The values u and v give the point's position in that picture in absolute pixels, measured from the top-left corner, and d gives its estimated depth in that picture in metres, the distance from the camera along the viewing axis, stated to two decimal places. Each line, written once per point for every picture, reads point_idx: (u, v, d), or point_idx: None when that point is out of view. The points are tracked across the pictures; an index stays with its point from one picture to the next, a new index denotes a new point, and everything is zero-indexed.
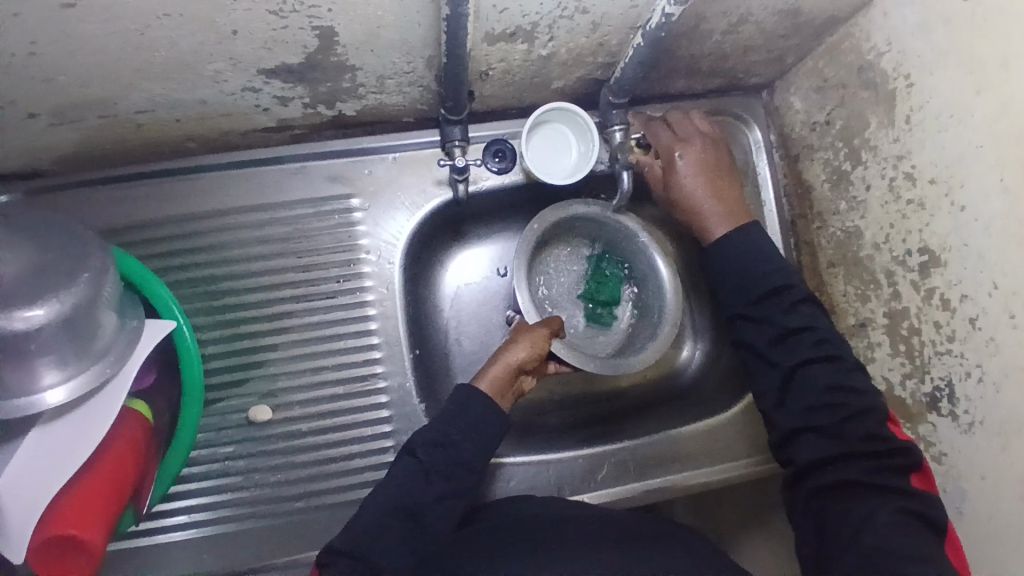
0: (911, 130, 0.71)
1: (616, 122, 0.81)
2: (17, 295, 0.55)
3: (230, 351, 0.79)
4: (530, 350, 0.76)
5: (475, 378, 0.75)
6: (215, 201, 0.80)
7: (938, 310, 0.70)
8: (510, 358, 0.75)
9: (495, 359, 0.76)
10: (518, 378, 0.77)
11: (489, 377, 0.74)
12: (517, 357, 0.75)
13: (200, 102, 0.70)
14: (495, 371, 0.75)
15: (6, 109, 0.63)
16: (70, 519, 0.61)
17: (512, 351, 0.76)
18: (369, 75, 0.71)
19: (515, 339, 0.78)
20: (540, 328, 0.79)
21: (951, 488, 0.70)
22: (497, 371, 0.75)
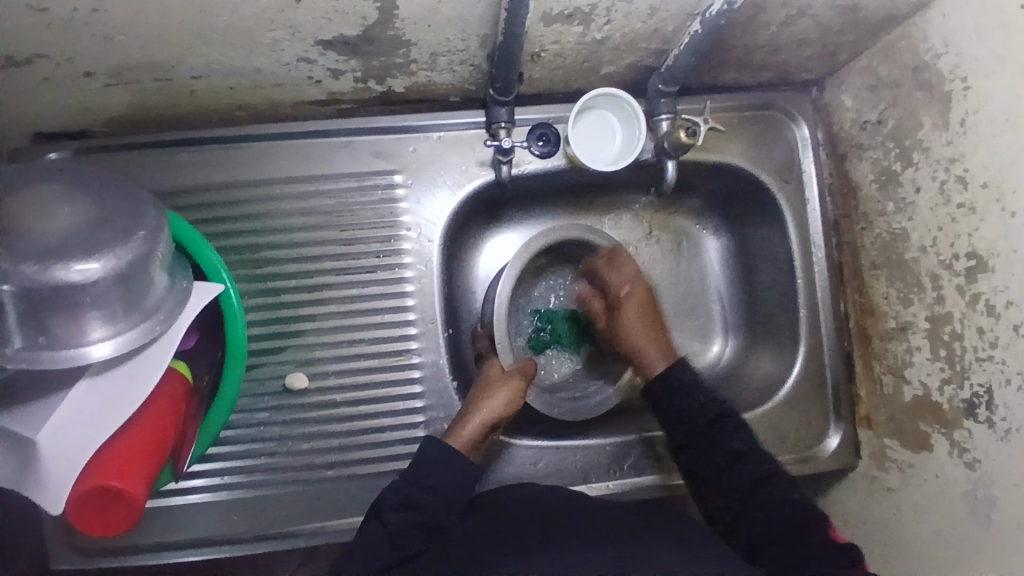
0: (966, 133, 0.70)
1: (663, 111, 0.82)
2: (75, 247, 0.56)
3: (270, 319, 0.81)
4: (508, 406, 0.77)
5: (448, 435, 0.76)
6: (260, 170, 0.80)
7: (982, 315, 0.69)
8: (487, 418, 0.76)
9: (470, 416, 0.76)
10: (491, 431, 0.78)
11: (465, 439, 0.75)
12: (493, 416, 0.76)
13: (255, 71, 0.71)
14: (470, 433, 0.75)
15: (65, 66, 0.65)
16: (112, 471, 0.61)
17: (489, 408, 0.77)
18: (423, 51, 0.71)
19: (488, 391, 0.78)
20: (518, 379, 0.79)
21: (980, 495, 0.70)
22: (472, 433, 0.76)
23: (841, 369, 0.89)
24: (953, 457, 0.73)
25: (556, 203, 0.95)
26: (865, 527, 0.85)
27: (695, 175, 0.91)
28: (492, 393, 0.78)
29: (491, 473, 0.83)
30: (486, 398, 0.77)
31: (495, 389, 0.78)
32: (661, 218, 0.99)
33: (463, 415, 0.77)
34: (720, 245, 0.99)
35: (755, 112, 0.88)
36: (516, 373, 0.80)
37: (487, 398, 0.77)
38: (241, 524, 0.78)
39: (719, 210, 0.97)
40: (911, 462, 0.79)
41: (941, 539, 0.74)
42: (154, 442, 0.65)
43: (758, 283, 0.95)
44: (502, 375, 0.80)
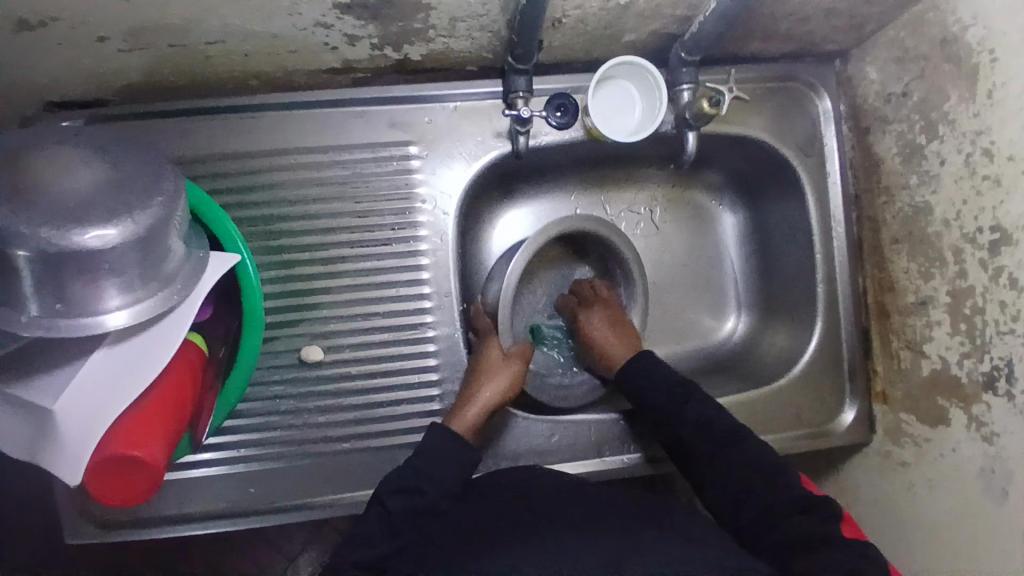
0: (994, 105, 0.69)
1: (685, 81, 0.80)
2: (93, 212, 0.56)
3: (285, 291, 0.80)
4: (508, 391, 0.79)
5: (449, 421, 0.76)
6: (274, 140, 0.79)
7: (1004, 290, 0.69)
8: (488, 405, 0.77)
9: (471, 402, 0.77)
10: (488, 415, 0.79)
11: (466, 425, 0.76)
12: (493, 404, 0.77)
13: (271, 36, 0.70)
14: (472, 418, 0.76)
15: (79, 29, 0.63)
16: (131, 440, 0.61)
17: (491, 394, 0.77)
18: (443, 16, 0.70)
19: (487, 376, 0.79)
20: (516, 369, 0.81)
21: (997, 469, 0.70)
22: (473, 419, 0.77)
23: (857, 344, 0.89)
24: (971, 431, 0.73)
25: (572, 176, 0.94)
26: (877, 502, 0.85)
27: (714, 148, 0.90)
28: (492, 379, 0.78)
29: (506, 446, 0.83)
30: (487, 384, 0.78)
31: (496, 375, 0.79)
32: (677, 192, 0.98)
33: (462, 400, 0.78)
34: (736, 221, 0.99)
35: (777, 84, 0.86)
36: (513, 360, 0.82)
37: (488, 383, 0.78)
38: (257, 496, 0.79)
39: (736, 185, 0.96)
40: (927, 438, 0.79)
41: (955, 513, 0.74)
42: (171, 411, 0.65)
43: (774, 258, 0.95)
44: (500, 362, 0.80)
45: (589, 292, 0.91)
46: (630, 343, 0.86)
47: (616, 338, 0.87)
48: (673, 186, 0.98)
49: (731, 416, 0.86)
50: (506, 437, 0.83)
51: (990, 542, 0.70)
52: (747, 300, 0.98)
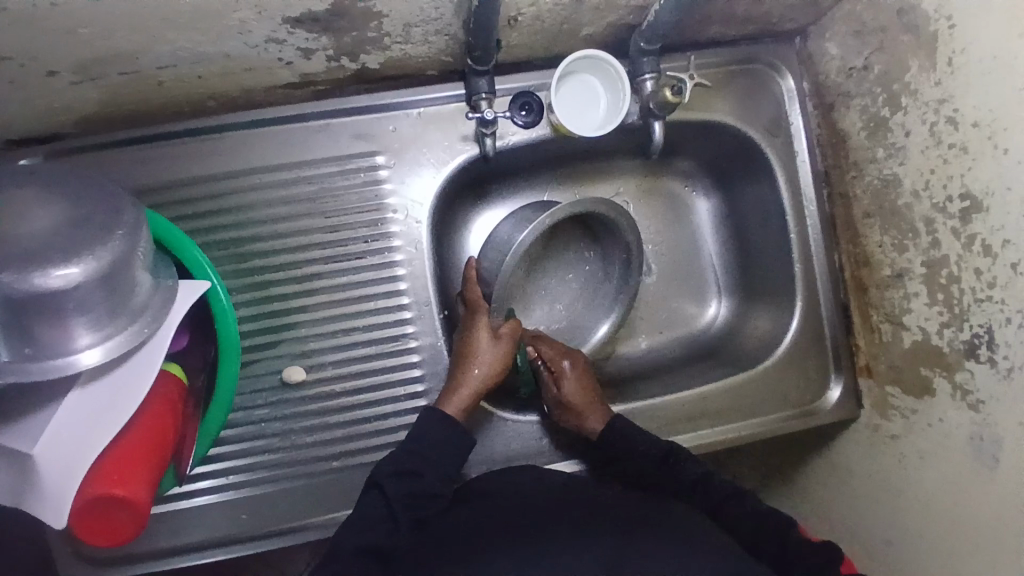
0: (954, 73, 0.69)
1: (646, 71, 0.80)
2: (54, 252, 0.55)
3: (260, 314, 0.79)
4: (494, 372, 0.77)
5: (442, 403, 0.75)
6: (236, 161, 0.77)
7: (979, 257, 0.69)
8: (481, 386, 0.76)
9: (464, 382, 0.76)
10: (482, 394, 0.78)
11: (460, 406, 0.75)
12: (485, 385, 0.76)
13: (224, 56, 0.68)
14: (464, 400, 0.75)
15: (29, 66, 0.62)
16: (114, 479, 0.59)
17: (483, 375, 0.76)
18: (397, 22, 0.69)
19: (475, 359, 0.76)
20: (508, 346, 0.78)
21: (986, 436, 0.70)
22: (466, 400, 0.75)
23: (838, 320, 0.89)
24: (957, 400, 0.73)
25: (543, 173, 0.93)
26: (870, 475, 0.85)
27: (682, 135, 0.90)
28: (484, 358, 0.77)
29: (497, 452, 0.83)
30: (479, 364, 0.76)
31: (488, 354, 0.77)
32: (650, 182, 0.98)
33: (454, 380, 0.76)
34: (710, 206, 0.99)
35: (739, 67, 0.86)
36: (504, 338, 0.79)
37: (480, 363, 0.76)
38: (249, 523, 0.77)
39: (707, 170, 0.96)
40: (914, 408, 0.79)
41: (948, 482, 0.75)
42: (153, 446, 0.63)
43: (750, 241, 0.95)
44: (492, 339, 0.78)
45: (547, 347, 0.84)
46: (598, 406, 0.81)
47: (588, 397, 0.81)
48: (645, 175, 0.98)
49: (718, 402, 0.87)
50: (497, 441, 0.83)
51: (984, 508, 0.70)
52: (726, 284, 0.99)
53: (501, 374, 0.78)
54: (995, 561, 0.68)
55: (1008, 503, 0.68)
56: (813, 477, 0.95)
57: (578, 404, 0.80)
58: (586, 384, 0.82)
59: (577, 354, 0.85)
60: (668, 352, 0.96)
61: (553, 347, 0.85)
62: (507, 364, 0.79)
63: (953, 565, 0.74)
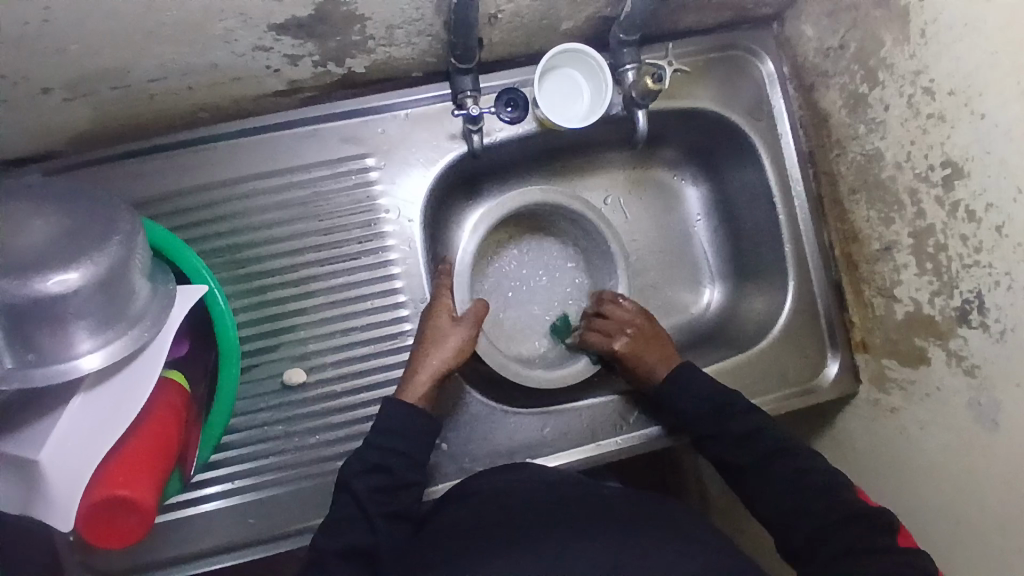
0: (927, 44, 0.71)
1: (627, 62, 0.82)
2: (52, 258, 0.56)
3: (260, 318, 0.80)
4: (451, 358, 0.78)
5: (401, 390, 0.76)
6: (229, 170, 0.79)
7: (964, 223, 0.70)
8: (439, 369, 0.77)
9: (423, 366, 0.77)
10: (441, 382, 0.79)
11: (418, 393, 0.76)
12: (445, 368, 0.77)
13: (212, 66, 0.70)
14: (422, 385, 0.76)
15: (22, 84, 0.64)
16: (118, 481, 0.61)
17: (441, 358, 0.77)
18: (379, 25, 0.71)
19: (432, 347, 0.78)
20: (469, 330, 0.80)
21: (984, 400, 0.71)
22: (423, 385, 0.76)
23: (831, 298, 0.90)
24: (952, 366, 0.74)
25: (533, 169, 0.95)
26: (873, 450, 0.86)
27: (667, 123, 0.91)
28: (442, 343, 0.78)
29: (499, 445, 0.83)
30: (437, 350, 0.77)
31: (446, 339, 0.78)
32: (639, 173, 0.99)
33: (413, 366, 0.77)
34: (698, 192, 1.00)
35: (718, 54, 0.88)
36: (461, 325, 0.80)
37: (439, 346, 0.78)
38: (257, 526, 0.78)
39: (694, 158, 0.98)
40: (912, 379, 0.80)
41: (950, 450, 0.75)
42: (158, 449, 0.65)
43: (741, 224, 0.96)
44: (452, 324, 0.80)
45: (618, 312, 0.89)
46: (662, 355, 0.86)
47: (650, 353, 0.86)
48: (634, 166, 0.99)
49: (717, 383, 0.87)
50: (498, 434, 0.83)
51: (987, 473, 0.71)
52: (719, 270, 0.99)
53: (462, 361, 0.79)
54: (1003, 524, 0.68)
55: (1009, 464, 0.68)
56: (818, 457, 0.95)
57: (640, 361, 0.85)
58: (653, 341, 0.87)
59: (644, 322, 0.88)
60: (667, 339, 0.97)
61: (625, 313, 0.89)
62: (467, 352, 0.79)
63: (961, 533, 0.74)
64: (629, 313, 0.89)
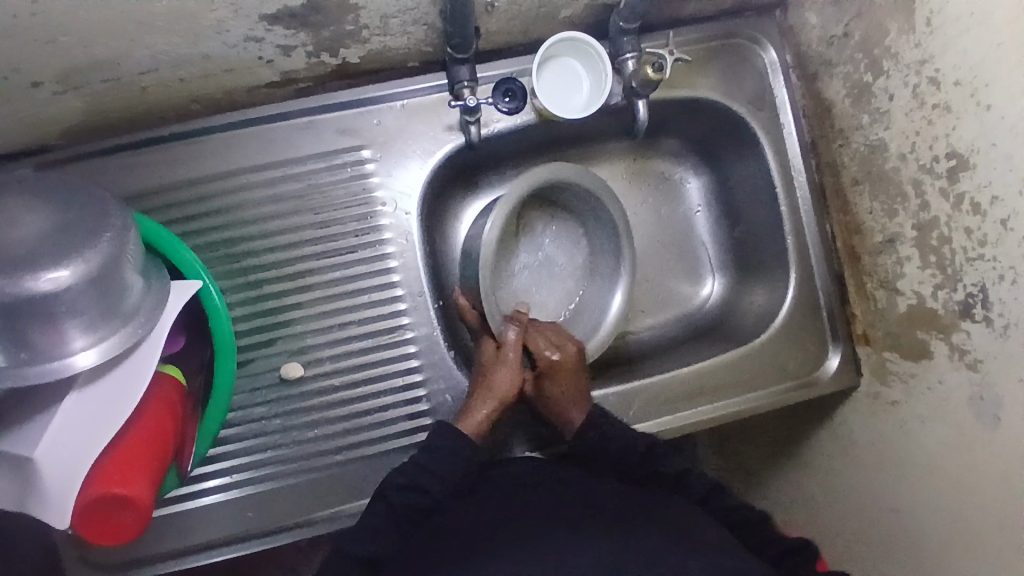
0: (932, 34, 0.69)
1: (627, 51, 0.80)
2: (43, 256, 0.56)
3: (257, 312, 0.79)
4: (509, 389, 0.78)
5: (459, 423, 0.76)
6: (223, 163, 0.77)
7: (968, 216, 0.69)
8: (500, 403, 0.78)
9: (482, 404, 0.77)
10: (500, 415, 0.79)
11: (477, 428, 0.76)
12: (505, 402, 0.78)
13: (204, 58, 0.69)
14: (485, 418, 0.77)
15: (11, 78, 0.63)
16: (114, 478, 0.60)
17: (499, 394, 0.78)
18: (373, 14, 0.70)
19: (489, 394, 0.78)
20: (516, 357, 0.80)
21: (985, 395, 0.70)
22: (482, 419, 0.77)
23: (832, 290, 0.89)
24: (954, 361, 0.73)
25: (531, 160, 0.93)
26: (874, 444, 0.85)
27: (667, 113, 0.90)
28: (501, 380, 0.78)
29: (494, 438, 0.83)
30: (496, 386, 0.78)
31: (504, 376, 0.78)
32: (640, 163, 0.98)
33: (471, 401, 0.78)
34: (699, 182, 0.99)
35: (720, 42, 0.86)
36: (508, 354, 0.80)
37: (496, 383, 0.78)
38: (256, 521, 0.78)
39: (696, 148, 0.96)
40: (913, 372, 0.79)
41: (950, 445, 0.75)
42: (153, 447, 0.64)
43: (742, 217, 0.95)
44: (498, 358, 0.79)
45: (537, 337, 0.80)
46: (572, 399, 0.79)
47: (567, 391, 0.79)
48: (634, 156, 0.98)
49: (716, 376, 0.87)
50: (495, 427, 0.83)
51: (987, 469, 0.70)
52: (720, 262, 0.99)
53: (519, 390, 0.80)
54: (1001, 523, 0.68)
55: (1008, 461, 0.67)
56: (817, 450, 0.95)
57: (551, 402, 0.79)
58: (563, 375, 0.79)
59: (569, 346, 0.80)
60: (668, 332, 0.96)
61: (544, 343, 0.80)
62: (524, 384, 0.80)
63: (961, 529, 0.73)
64: (550, 343, 0.80)
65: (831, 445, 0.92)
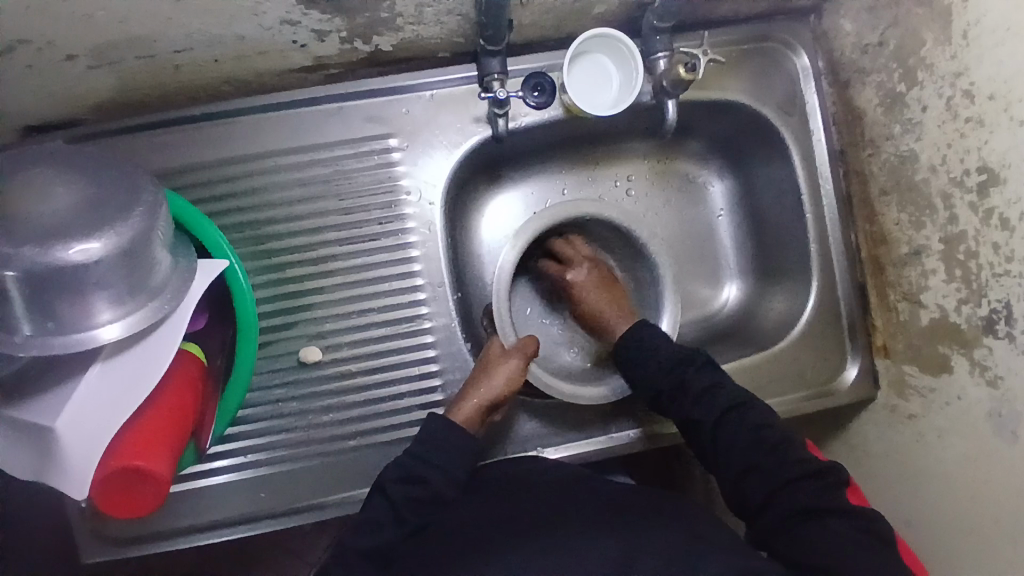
0: (969, 45, 0.69)
1: (659, 49, 0.80)
2: (77, 228, 0.56)
3: (278, 295, 0.79)
4: (502, 385, 0.76)
5: (450, 412, 0.76)
6: (252, 145, 0.78)
7: (997, 231, 0.68)
8: (488, 399, 0.75)
9: (472, 394, 0.76)
10: (491, 411, 0.78)
11: (466, 417, 0.75)
12: (496, 397, 0.76)
13: (238, 38, 0.69)
14: (474, 409, 0.75)
15: (47, 50, 0.63)
16: (134, 453, 0.61)
17: (490, 387, 0.76)
18: (408, 3, 0.70)
19: (483, 376, 0.77)
20: (518, 363, 0.79)
21: (1006, 412, 0.69)
22: (472, 411, 0.76)
23: (854, 300, 0.88)
24: (975, 376, 0.72)
25: (555, 157, 0.94)
26: (888, 457, 0.85)
27: (695, 114, 0.89)
28: (494, 376, 0.77)
29: (507, 432, 0.83)
30: (487, 378, 0.77)
31: (498, 371, 0.77)
32: (664, 165, 0.98)
33: (464, 391, 0.77)
34: (723, 186, 0.98)
35: (752, 45, 0.86)
36: (513, 356, 0.79)
37: (489, 377, 0.77)
38: (270, 502, 0.78)
39: (722, 151, 0.96)
40: (932, 386, 0.79)
41: (966, 461, 0.74)
42: (172, 424, 0.65)
43: (765, 223, 0.94)
44: (504, 356, 0.79)
45: (572, 251, 0.93)
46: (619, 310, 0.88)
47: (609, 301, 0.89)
48: (659, 158, 0.97)
49: (733, 381, 0.86)
50: (509, 421, 0.83)
51: (1003, 487, 0.69)
52: (741, 267, 0.98)
53: (513, 390, 0.77)
54: (1014, 541, 0.67)
55: None
56: (831, 461, 0.94)
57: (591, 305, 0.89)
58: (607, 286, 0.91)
59: (599, 265, 0.92)
60: (686, 335, 0.96)
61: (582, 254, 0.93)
62: (519, 384, 0.78)
63: (973, 546, 0.73)
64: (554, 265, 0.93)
65: (846, 456, 0.92)
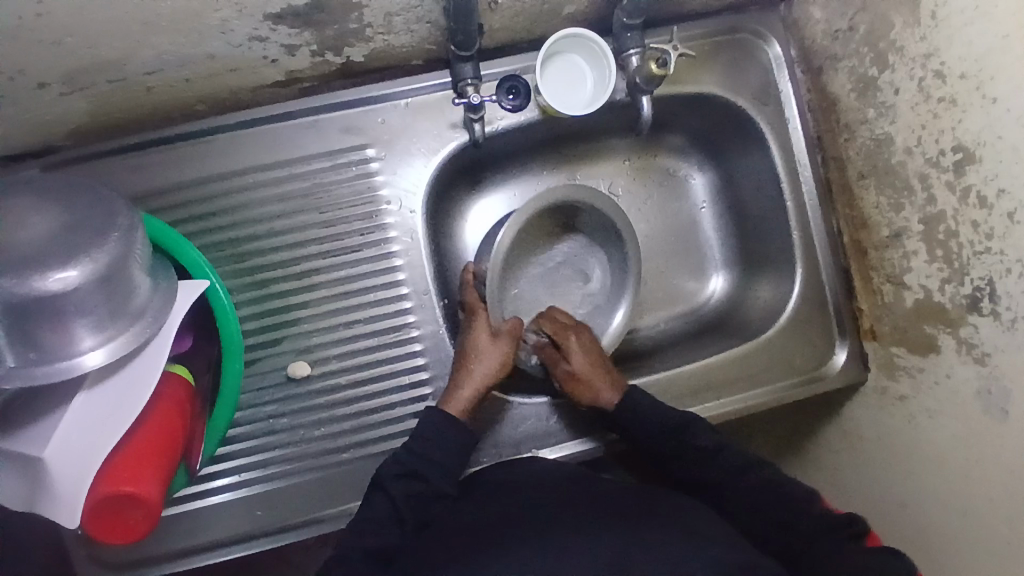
0: (937, 26, 0.69)
1: (631, 46, 0.80)
2: (53, 255, 0.56)
3: (263, 311, 0.79)
4: (496, 369, 0.77)
5: (443, 403, 0.76)
6: (229, 162, 0.78)
7: (975, 209, 0.68)
8: (481, 386, 0.76)
9: (465, 381, 0.76)
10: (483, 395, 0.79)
11: (460, 406, 0.75)
12: (489, 383, 0.77)
13: (209, 57, 0.69)
14: (466, 399, 0.76)
15: (18, 79, 0.63)
16: (123, 477, 0.60)
17: (482, 371, 0.77)
18: (377, 12, 0.70)
19: (474, 359, 0.77)
20: (507, 344, 0.79)
21: (994, 389, 0.69)
22: (467, 398, 0.76)
23: (838, 285, 0.89)
24: (962, 355, 0.73)
25: (535, 158, 0.94)
26: (881, 439, 0.85)
27: (672, 108, 0.90)
28: (484, 360, 0.77)
29: (501, 436, 0.83)
30: (479, 362, 0.77)
31: (487, 353, 0.78)
32: (645, 161, 0.98)
33: (455, 380, 0.77)
34: (703, 178, 0.98)
35: (724, 37, 0.86)
36: (501, 338, 0.79)
37: (480, 362, 0.77)
38: (266, 519, 0.78)
39: (701, 144, 0.96)
40: (920, 366, 0.79)
41: (959, 440, 0.74)
42: (161, 446, 0.64)
43: (747, 212, 0.95)
44: (491, 337, 0.79)
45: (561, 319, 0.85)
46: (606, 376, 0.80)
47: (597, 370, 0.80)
48: (639, 154, 0.98)
49: (722, 373, 0.86)
50: (501, 424, 0.83)
51: (995, 464, 0.70)
52: (725, 258, 0.98)
53: (504, 371, 0.79)
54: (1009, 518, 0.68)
55: (1015, 456, 0.67)
56: (826, 446, 0.94)
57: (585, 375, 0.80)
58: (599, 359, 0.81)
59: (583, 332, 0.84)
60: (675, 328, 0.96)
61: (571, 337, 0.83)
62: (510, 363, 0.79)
63: (969, 524, 0.73)
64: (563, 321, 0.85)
65: (839, 440, 0.92)
